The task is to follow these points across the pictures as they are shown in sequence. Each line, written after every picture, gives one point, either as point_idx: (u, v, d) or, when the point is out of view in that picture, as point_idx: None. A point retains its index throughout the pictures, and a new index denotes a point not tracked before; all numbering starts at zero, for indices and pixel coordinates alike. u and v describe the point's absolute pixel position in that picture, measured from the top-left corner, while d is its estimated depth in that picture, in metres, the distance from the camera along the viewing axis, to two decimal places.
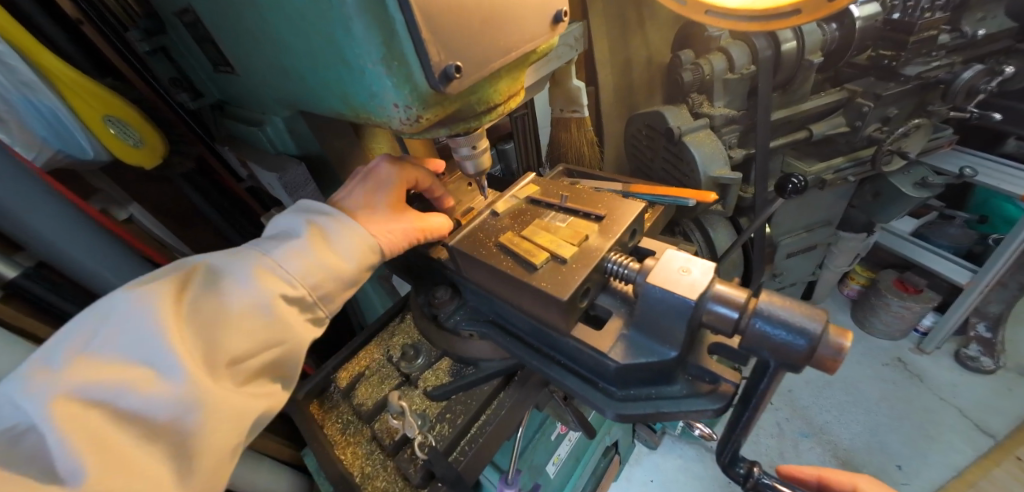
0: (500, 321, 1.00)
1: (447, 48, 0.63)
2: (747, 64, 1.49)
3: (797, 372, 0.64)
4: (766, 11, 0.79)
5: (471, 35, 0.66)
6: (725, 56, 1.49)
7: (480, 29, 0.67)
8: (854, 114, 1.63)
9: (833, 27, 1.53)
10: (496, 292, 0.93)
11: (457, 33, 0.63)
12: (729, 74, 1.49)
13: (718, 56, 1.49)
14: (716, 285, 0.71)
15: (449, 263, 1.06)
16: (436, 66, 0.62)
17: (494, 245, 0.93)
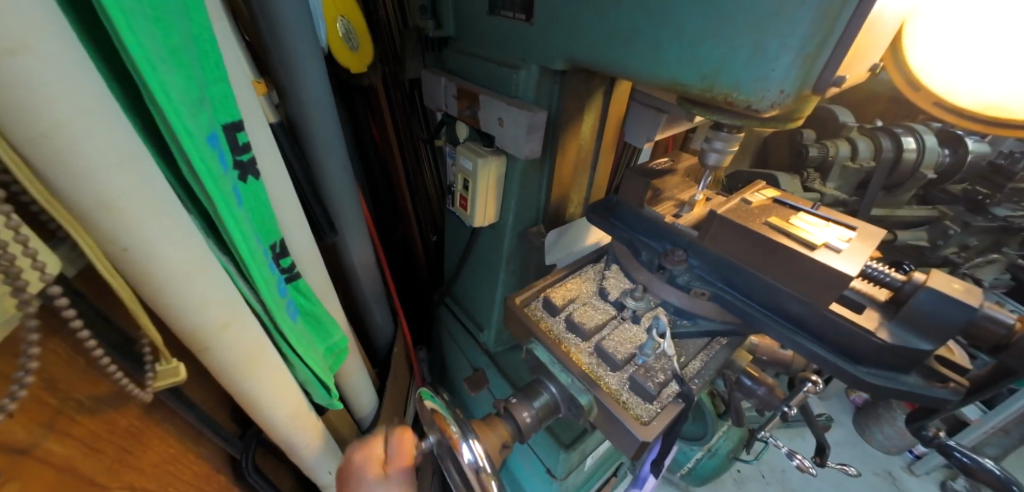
0: (465, 349, 1.07)
1: (467, 98, 0.74)
2: (869, 160, 1.10)
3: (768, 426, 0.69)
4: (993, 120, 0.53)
5: (480, 83, 0.73)
6: (848, 144, 1.10)
7: (482, 80, 0.73)
8: (937, 233, 1.19)
9: (943, 150, 1.17)
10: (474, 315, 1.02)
11: (476, 84, 0.74)
12: (850, 162, 1.08)
13: (842, 142, 1.10)
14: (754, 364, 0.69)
15: (391, 287, 1.07)
16: (496, 154, 0.74)
17: (465, 271, 1.02)
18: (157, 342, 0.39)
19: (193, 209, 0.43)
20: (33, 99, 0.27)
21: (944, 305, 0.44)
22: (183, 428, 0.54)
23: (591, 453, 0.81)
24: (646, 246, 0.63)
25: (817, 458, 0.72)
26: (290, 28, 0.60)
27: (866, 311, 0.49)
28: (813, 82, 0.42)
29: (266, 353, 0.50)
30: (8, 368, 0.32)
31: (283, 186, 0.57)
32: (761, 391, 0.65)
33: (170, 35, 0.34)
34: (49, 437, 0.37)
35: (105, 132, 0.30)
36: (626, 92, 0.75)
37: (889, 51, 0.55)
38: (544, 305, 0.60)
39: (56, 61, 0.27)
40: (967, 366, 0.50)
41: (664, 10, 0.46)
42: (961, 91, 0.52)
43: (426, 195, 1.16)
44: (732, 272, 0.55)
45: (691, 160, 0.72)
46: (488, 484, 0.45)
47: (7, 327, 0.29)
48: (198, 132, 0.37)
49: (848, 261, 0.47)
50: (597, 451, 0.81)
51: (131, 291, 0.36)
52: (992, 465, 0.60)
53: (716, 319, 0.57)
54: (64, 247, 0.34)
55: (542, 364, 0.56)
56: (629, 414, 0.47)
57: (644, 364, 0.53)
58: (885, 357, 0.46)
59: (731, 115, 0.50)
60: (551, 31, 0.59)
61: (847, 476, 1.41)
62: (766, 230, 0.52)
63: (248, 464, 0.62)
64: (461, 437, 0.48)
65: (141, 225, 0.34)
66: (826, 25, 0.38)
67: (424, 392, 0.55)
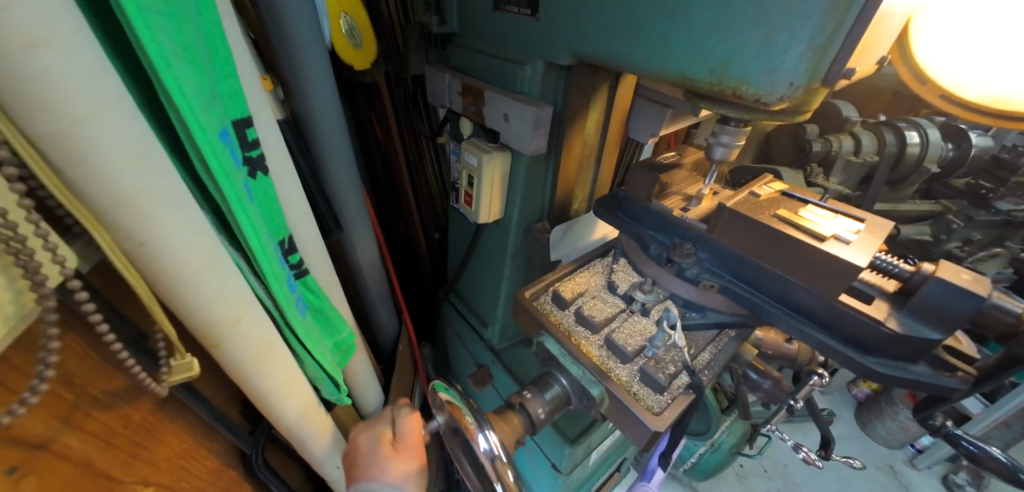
0: (470, 345, 1.07)
1: (471, 94, 0.74)
2: (873, 154, 1.09)
3: (772, 419, 0.69)
4: (1003, 114, 0.53)
5: (486, 78, 0.73)
6: (852, 138, 1.10)
7: (487, 76, 0.73)
8: (940, 227, 1.17)
9: (946, 145, 1.18)
10: (480, 311, 1.03)
11: (481, 79, 0.74)
12: (854, 157, 1.08)
13: (845, 136, 1.09)
14: (762, 355, 0.68)
15: (395, 284, 1.07)
16: (502, 150, 0.74)
17: (469, 266, 1.02)
18: (174, 338, 0.40)
19: (205, 205, 0.43)
20: (50, 95, 0.27)
21: (952, 295, 0.44)
22: (195, 423, 0.54)
23: (595, 448, 0.81)
24: (655, 240, 0.64)
25: (822, 451, 0.72)
26: (296, 24, 0.60)
27: (875, 301, 0.50)
28: (823, 74, 0.42)
29: (277, 348, 0.50)
30: (26, 364, 0.33)
31: (291, 182, 0.57)
32: (767, 385, 0.65)
33: (183, 29, 0.34)
34: (65, 432, 0.37)
35: (122, 128, 0.31)
36: (631, 86, 0.74)
37: (896, 47, 0.55)
38: (553, 299, 0.61)
39: (73, 56, 0.27)
40: (975, 356, 0.51)
41: (671, 4, 0.46)
42: (967, 84, 0.52)
43: (428, 190, 1.16)
44: (741, 264, 0.56)
45: (697, 155, 0.73)
46: (505, 473, 0.46)
47: (27, 321, 0.29)
48: (211, 127, 0.37)
49: (857, 251, 0.47)
50: (601, 445, 0.82)
51: (148, 288, 0.37)
52: (999, 452, 0.59)
53: (725, 312, 0.58)
54: (81, 242, 0.34)
55: (553, 357, 0.57)
56: (640, 405, 0.48)
57: (654, 356, 0.53)
58: (895, 347, 0.47)
59: (739, 108, 0.50)
60: (557, 27, 0.59)
61: (849, 470, 1.41)
62: (775, 222, 0.52)
63: (258, 459, 0.63)
64: (476, 427, 0.48)
65: (158, 221, 0.34)
66: (836, 16, 0.38)
67: (439, 385, 0.55)
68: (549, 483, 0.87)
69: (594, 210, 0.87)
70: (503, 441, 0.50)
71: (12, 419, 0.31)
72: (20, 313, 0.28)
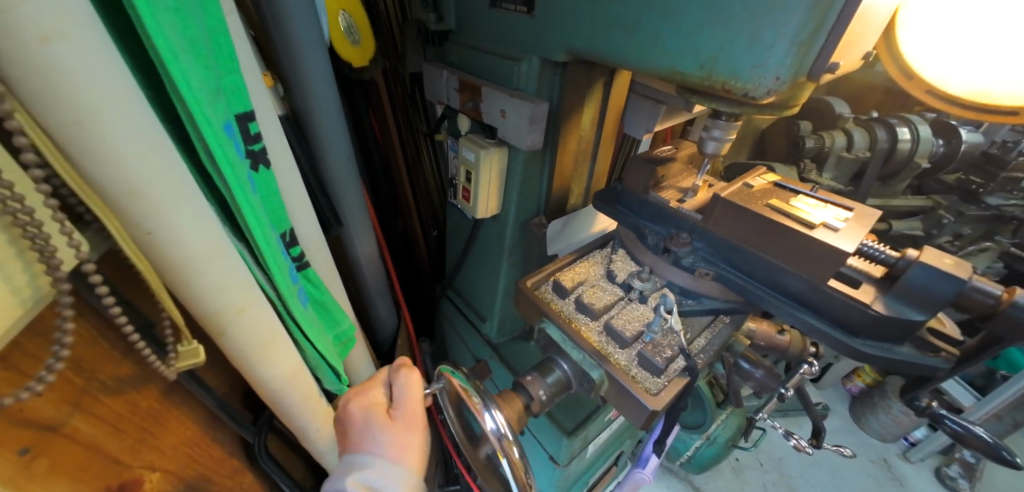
0: (469, 339, 1.08)
1: (468, 88, 0.75)
2: (864, 150, 1.11)
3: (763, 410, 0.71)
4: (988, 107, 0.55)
5: (483, 72, 0.74)
6: (845, 135, 1.11)
7: (483, 71, 0.74)
8: (931, 222, 1.18)
9: (937, 141, 1.20)
10: (479, 304, 1.04)
11: (478, 74, 0.75)
12: (845, 153, 1.09)
13: (838, 133, 1.11)
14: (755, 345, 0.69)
15: (394, 278, 1.07)
16: (499, 143, 0.75)
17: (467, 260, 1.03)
18: (180, 324, 0.41)
19: (209, 196, 0.44)
20: (69, 87, 0.28)
21: (936, 279, 0.46)
22: (200, 411, 0.55)
23: (592, 440, 0.83)
24: (652, 231, 0.66)
25: (813, 440, 0.73)
26: (296, 22, 0.61)
27: (862, 286, 0.51)
28: (808, 69, 0.44)
29: (280, 336, 0.51)
30: (38, 346, 0.34)
31: (292, 177, 0.58)
32: (758, 374, 0.67)
33: (189, 24, 0.35)
34: (76, 416, 0.39)
35: (134, 120, 0.32)
36: (627, 81, 0.75)
37: (884, 43, 0.57)
38: (554, 289, 0.62)
39: (88, 51, 0.29)
40: (957, 337, 0.53)
41: (662, 2, 0.48)
42: (952, 80, 0.54)
43: (424, 187, 1.17)
44: (733, 252, 0.57)
45: (691, 148, 0.74)
46: (510, 448, 0.48)
47: (42, 303, 0.30)
48: (215, 119, 0.39)
49: (846, 239, 0.49)
50: (599, 437, 0.84)
51: (155, 276, 0.38)
52: (983, 432, 0.61)
53: (720, 298, 0.60)
54: (92, 230, 0.35)
55: (555, 343, 0.59)
56: (638, 386, 0.50)
57: (651, 341, 0.54)
58: (881, 328, 0.48)
59: (730, 102, 0.51)
60: (552, 24, 0.60)
61: (843, 462, 1.43)
62: (765, 212, 0.54)
63: (261, 448, 0.64)
64: (483, 406, 0.50)
65: (165, 210, 0.35)
66: (819, 14, 0.39)
67: (445, 367, 0.56)
68: (548, 474, 0.89)
69: (591, 204, 0.89)
70: (508, 420, 0.52)
71: (26, 398, 0.32)
72: (36, 295, 0.29)
